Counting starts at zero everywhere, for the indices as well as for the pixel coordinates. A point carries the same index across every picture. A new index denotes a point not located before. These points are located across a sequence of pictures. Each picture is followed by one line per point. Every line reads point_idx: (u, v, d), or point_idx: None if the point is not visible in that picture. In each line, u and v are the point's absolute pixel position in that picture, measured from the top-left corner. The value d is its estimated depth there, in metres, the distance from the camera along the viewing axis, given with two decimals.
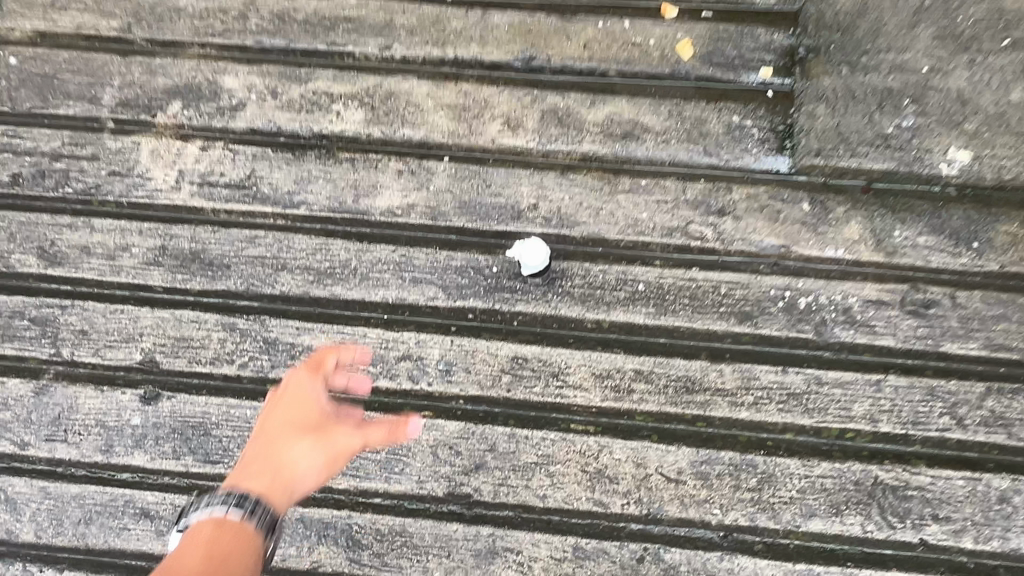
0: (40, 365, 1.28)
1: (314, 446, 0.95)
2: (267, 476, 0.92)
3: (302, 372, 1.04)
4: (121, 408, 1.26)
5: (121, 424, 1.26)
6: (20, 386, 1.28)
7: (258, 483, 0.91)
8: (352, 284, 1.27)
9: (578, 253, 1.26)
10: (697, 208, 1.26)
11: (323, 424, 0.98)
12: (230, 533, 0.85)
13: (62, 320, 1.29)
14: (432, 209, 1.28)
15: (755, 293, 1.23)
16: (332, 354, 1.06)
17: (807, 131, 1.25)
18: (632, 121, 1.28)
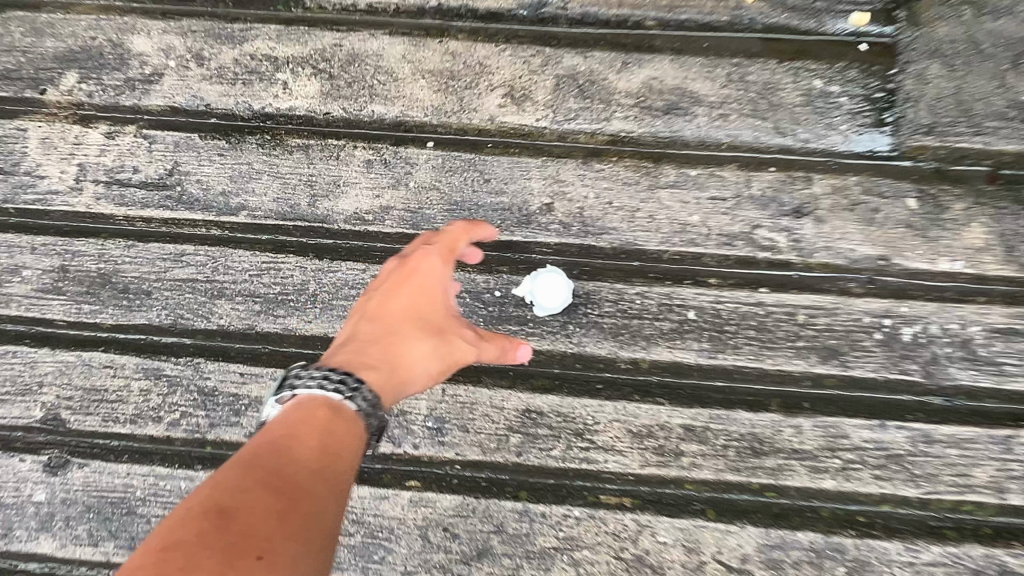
0: None
1: (439, 342, 0.82)
2: (387, 365, 0.79)
3: (434, 249, 0.86)
4: (20, 480, 0.98)
5: (20, 500, 0.98)
6: None
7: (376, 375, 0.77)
8: (309, 316, 0.96)
9: (606, 270, 0.96)
10: (766, 207, 0.94)
11: (449, 330, 0.84)
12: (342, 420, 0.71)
13: None
14: (412, 213, 0.97)
15: (844, 321, 0.93)
16: (463, 237, 0.87)
17: (915, 99, 0.93)
18: (677, 88, 0.96)
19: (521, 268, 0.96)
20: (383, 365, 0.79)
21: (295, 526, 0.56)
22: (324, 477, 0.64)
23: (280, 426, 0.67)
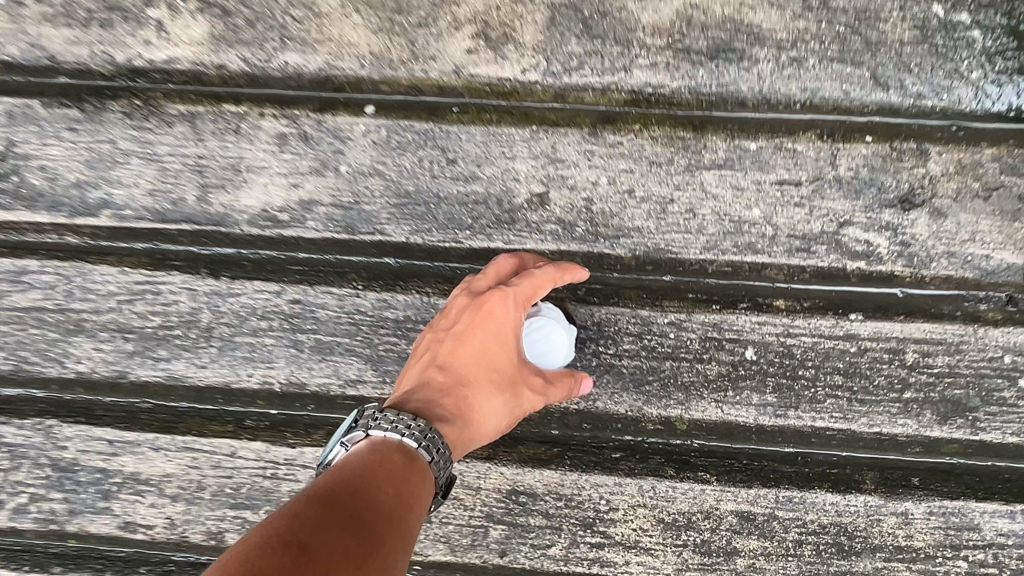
0: None
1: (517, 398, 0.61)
2: (463, 420, 0.58)
3: (511, 289, 0.61)
4: None
5: None
6: None
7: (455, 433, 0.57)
8: (206, 359, 0.68)
9: (625, 288, 0.67)
10: (861, 195, 0.64)
11: (521, 379, 0.61)
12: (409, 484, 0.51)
13: None
14: (347, 209, 0.67)
15: (973, 366, 0.64)
16: (550, 281, 0.61)
17: None
18: (730, 21, 0.63)
19: None
20: (460, 418, 0.58)
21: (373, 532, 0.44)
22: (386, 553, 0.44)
23: (342, 476, 0.48)
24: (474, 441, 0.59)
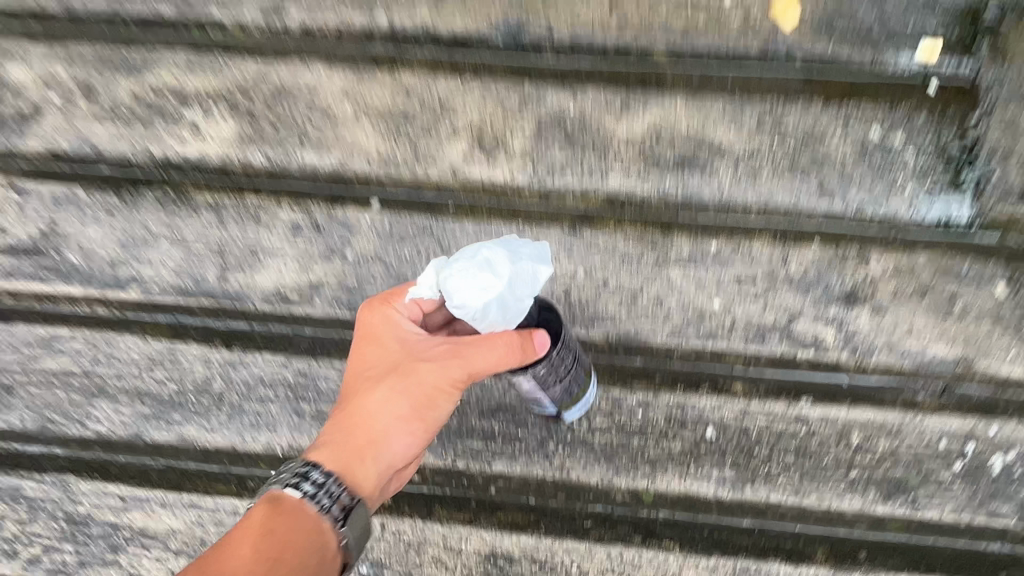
0: None
1: (424, 396, 0.60)
2: (349, 432, 0.60)
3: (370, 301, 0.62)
4: None
5: None
6: None
7: (335, 447, 0.60)
8: (218, 424, 0.78)
9: (600, 370, 0.74)
10: (809, 292, 0.72)
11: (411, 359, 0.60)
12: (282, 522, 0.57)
13: None
14: (352, 291, 0.76)
15: (914, 449, 0.70)
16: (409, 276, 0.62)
17: (1006, 158, 0.71)
18: (694, 136, 0.73)
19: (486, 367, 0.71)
20: (348, 433, 0.60)
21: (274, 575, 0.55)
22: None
23: (237, 537, 0.56)
24: (378, 445, 0.61)
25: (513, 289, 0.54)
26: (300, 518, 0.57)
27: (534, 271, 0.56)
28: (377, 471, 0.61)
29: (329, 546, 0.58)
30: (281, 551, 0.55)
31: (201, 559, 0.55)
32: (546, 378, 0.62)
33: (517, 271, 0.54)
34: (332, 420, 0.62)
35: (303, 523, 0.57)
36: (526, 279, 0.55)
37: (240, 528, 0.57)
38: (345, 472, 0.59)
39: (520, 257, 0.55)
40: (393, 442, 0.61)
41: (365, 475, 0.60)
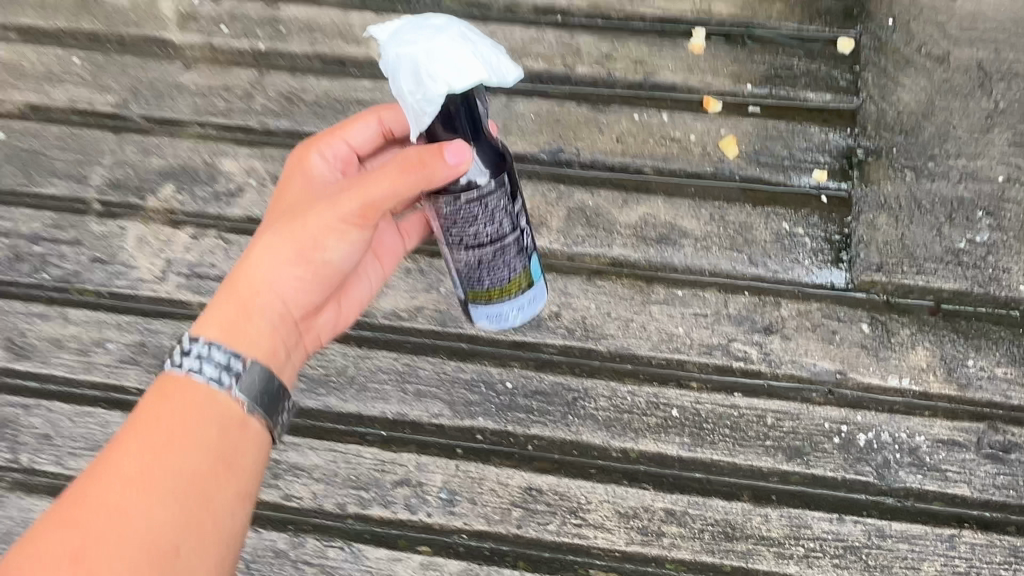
0: None
1: (309, 246, 0.81)
2: (231, 299, 0.81)
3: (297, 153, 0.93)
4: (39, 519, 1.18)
5: None
6: None
7: (223, 316, 0.80)
8: (347, 394, 1.14)
9: (603, 370, 1.11)
10: (740, 323, 1.10)
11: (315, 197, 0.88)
12: (178, 400, 0.75)
13: (21, 421, 1.21)
14: (441, 313, 1.14)
15: (807, 427, 1.07)
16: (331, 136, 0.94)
17: (868, 244, 1.10)
18: (668, 223, 1.13)
19: (529, 364, 1.12)
20: (230, 302, 0.81)
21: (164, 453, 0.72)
22: (215, 486, 0.74)
23: (140, 416, 0.74)
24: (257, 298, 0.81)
25: (430, 59, 0.65)
26: (187, 390, 0.76)
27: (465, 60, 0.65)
28: (268, 318, 0.82)
29: (238, 408, 0.78)
30: (169, 445, 0.73)
31: (98, 458, 0.72)
32: (456, 219, 0.80)
33: (436, 43, 0.65)
34: (219, 295, 0.82)
35: (196, 395, 0.76)
36: (443, 58, 0.65)
37: (135, 415, 0.75)
38: (229, 339, 0.79)
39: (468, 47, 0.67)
40: (277, 294, 0.82)
41: (258, 335, 0.81)
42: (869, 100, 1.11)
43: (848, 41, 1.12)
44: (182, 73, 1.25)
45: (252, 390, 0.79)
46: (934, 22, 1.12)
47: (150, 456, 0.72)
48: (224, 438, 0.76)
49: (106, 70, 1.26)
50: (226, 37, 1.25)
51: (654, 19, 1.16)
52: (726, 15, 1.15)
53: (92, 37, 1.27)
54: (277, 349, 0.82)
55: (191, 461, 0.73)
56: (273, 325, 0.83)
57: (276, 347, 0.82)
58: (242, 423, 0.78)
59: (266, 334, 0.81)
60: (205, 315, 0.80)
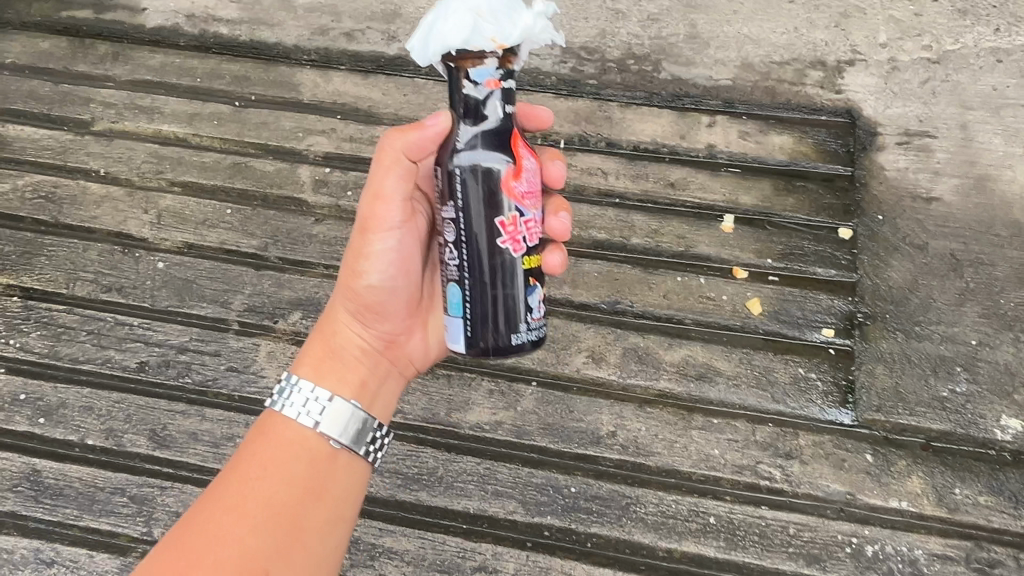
0: (128, 542, 1.44)
1: (352, 274, 1.09)
2: (320, 344, 1.10)
3: None
4: None
5: None
6: (106, 560, 1.42)
7: (312, 357, 1.09)
8: (437, 491, 1.39)
9: (652, 482, 1.36)
10: (766, 449, 1.35)
11: None
12: (275, 438, 1.01)
13: (159, 499, 1.45)
14: (517, 427, 1.40)
15: (824, 536, 1.31)
16: None
17: (869, 388, 1.36)
18: (705, 363, 1.40)
19: (591, 473, 1.37)
20: (319, 346, 1.10)
21: (264, 480, 0.97)
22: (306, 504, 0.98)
23: (250, 452, 1.00)
24: (336, 345, 1.10)
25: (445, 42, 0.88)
26: (286, 424, 1.01)
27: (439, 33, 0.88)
28: (345, 351, 1.09)
29: (326, 444, 1.01)
30: (269, 474, 0.97)
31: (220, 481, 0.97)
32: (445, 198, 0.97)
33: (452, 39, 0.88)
34: (313, 337, 1.12)
35: (292, 436, 1.01)
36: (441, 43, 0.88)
37: (247, 449, 1.00)
38: (317, 372, 1.07)
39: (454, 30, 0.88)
40: (348, 327, 1.11)
41: (341, 369, 1.08)
42: (865, 276, 1.41)
43: (847, 230, 1.44)
44: (312, 226, 1.56)
45: (332, 424, 1.02)
46: (916, 219, 1.43)
47: (254, 484, 0.96)
48: (314, 467, 1.00)
49: (252, 220, 1.58)
50: (351, 201, 1.57)
51: (694, 205, 1.49)
52: (750, 205, 1.48)
53: (241, 194, 1.60)
54: (355, 375, 1.08)
55: (288, 486, 0.97)
56: (353, 357, 1.10)
57: (356, 373, 1.09)
58: (330, 456, 1.02)
59: (345, 364, 1.09)
60: (302, 358, 1.10)
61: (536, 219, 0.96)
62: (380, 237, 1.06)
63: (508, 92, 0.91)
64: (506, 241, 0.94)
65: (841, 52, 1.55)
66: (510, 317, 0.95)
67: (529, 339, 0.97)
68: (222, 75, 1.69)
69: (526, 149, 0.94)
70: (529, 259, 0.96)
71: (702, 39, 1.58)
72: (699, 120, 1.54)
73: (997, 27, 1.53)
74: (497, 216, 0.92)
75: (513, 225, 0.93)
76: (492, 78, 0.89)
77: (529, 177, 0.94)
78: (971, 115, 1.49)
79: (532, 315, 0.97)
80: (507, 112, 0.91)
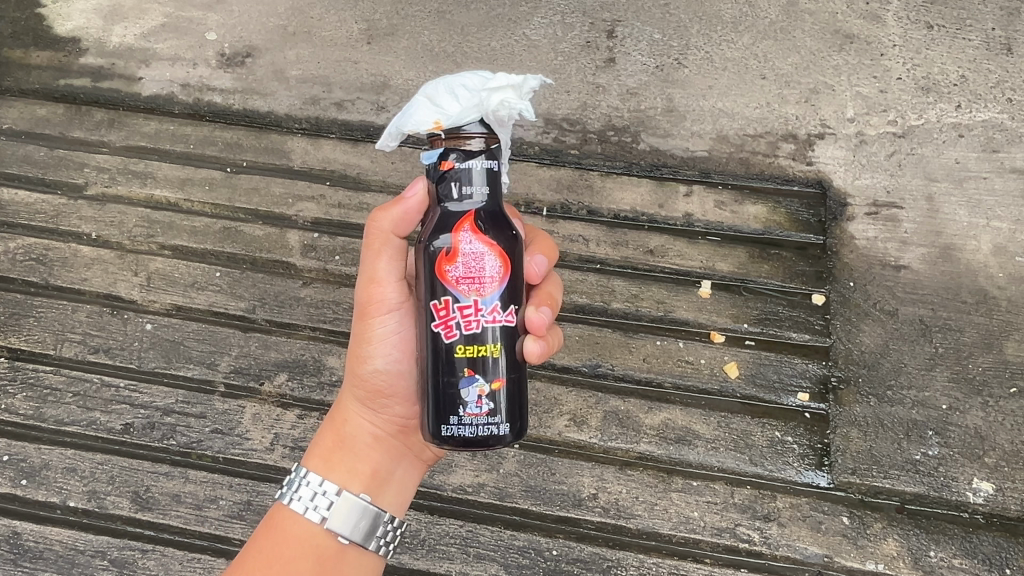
0: None
1: (359, 362, 1.12)
2: (331, 435, 1.12)
3: None
4: None
5: None
6: None
7: (322, 449, 1.11)
8: (420, 555, 1.39)
9: (633, 544, 1.38)
10: (744, 511, 1.37)
11: None
12: (282, 533, 1.02)
13: (140, 562, 1.44)
14: (499, 489, 1.41)
15: None
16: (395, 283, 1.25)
17: (844, 451, 1.39)
18: (684, 426, 1.43)
19: (572, 536, 1.39)
20: (331, 437, 1.12)
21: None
22: None
23: (259, 547, 1.02)
24: (347, 435, 1.12)
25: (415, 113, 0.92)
26: (293, 522, 1.02)
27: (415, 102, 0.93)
28: (359, 442, 1.11)
29: (334, 541, 1.02)
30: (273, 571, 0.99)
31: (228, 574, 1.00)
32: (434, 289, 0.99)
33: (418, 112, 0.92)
34: (322, 431, 1.14)
35: (297, 530, 1.02)
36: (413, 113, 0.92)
37: (256, 542, 1.03)
38: (326, 464, 1.08)
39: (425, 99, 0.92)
40: (361, 418, 1.13)
41: (349, 462, 1.09)
42: (838, 341, 1.46)
43: (820, 296, 1.49)
44: (300, 289, 1.60)
45: (339, 518, 1.03)
46: (886, 286, 1.48)
47: None
48: (318, 562, 1.01)
49: (240, 282, 1.61)
50: (338, 265, 1.60)
51: (671, 271, 1.54)
52: (726, 271, 1.53)
53: (230, 257, 1.64)
54: (368, 464, 1.10)
55: None
56: (366, 447, 1.11)
57: (371, 463, 1.10)
58: (336, 552, 1.02)
59: (359, 456, 1.10)
60: (310, 454, 1.11)
61: (474, 305, 0.90)
62: (382, 319, 1.09)
63: (464, 170, 0.90)
64: (439, 326, 0.90)
65: (812, 126, 1.63)
66: (441, 410, 0.91)
67: (462, 435, 0.90)
68: (215, 143, 1.74)
69: (472, 232, 0.90)
70: (463, 349, 0.90)
71: (679, 112, 1.65)
72: (676, 189, 1.60)
73: (958, 104, 1.63)
74: (432, 298, 0.90)
75: (444, 309, 0.90)
76: (445, 157, 0.90)
77: (467, 262, 0.89)
78: (936, 187, 1.56)
79: (465, 409, 0.90)
80: (458, 191, 0.90)
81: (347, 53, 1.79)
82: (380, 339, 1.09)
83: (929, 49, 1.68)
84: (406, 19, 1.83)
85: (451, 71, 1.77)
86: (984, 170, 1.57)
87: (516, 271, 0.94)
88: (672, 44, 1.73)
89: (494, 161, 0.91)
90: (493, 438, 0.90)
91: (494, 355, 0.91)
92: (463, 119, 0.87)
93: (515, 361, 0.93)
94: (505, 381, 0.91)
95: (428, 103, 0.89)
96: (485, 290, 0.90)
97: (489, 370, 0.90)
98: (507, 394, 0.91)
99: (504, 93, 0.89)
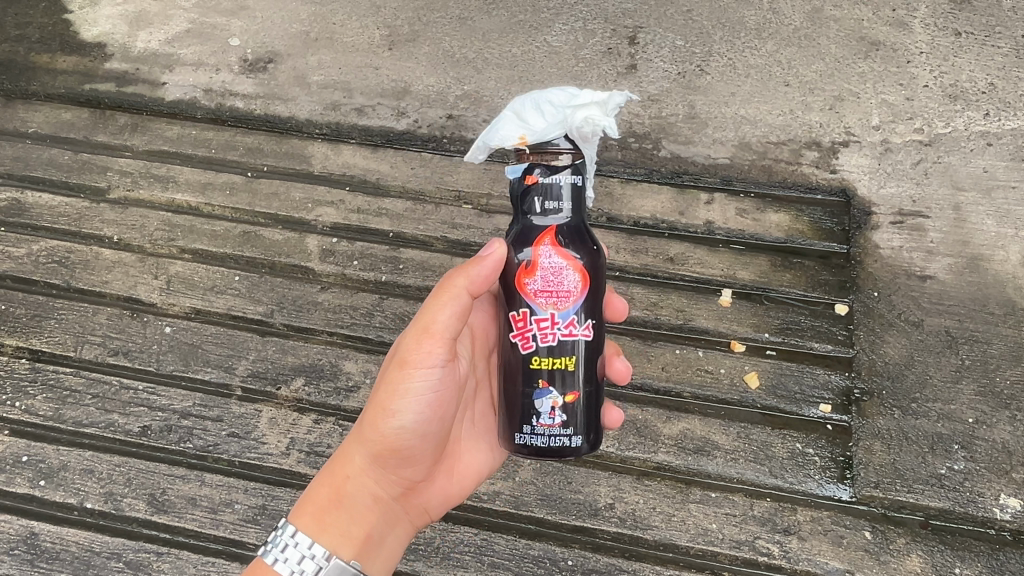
0: None
1: (382, 415, 1.05)
2: (331, 485, 1.08)
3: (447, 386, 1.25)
4: None
5: None
6: None
7: (317, 504, 1.06)
8: (433, 563, 1.37)
9: (649, 555, 1.36)
10: (764, 524, 1.35)
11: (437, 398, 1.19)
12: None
13: (153, 565, 1.43)
14: (515, 497, 1.40)
15: None
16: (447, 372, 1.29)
17: (866, 464, 1.36)
18: (703, 436, 1.41)
19: (588, 546, 1.37)
20: (330, 486, 1.08)
21: None
22: None
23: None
24: (344, 490, 1.08)
25: (508, 123, 0.93)
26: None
27: (511, 115, 0.94)
28: (359, 503, 1.08)
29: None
30: None
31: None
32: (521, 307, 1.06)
33: (508, 121, 0.93)
34: (320, 477, 1.09)
35: None
36: (506, 125, 0.93)
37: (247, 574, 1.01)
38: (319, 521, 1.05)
39: (521, 112, 0.94)
40: (366, 477, 1.09)
41: (346, 523, 1.06)
42: (861, 352, 1.43)
43: (843, 306, 1.47)
44: (318, 294, 1.60)
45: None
46: (911, 297, 1.46)
47: None
48: None
49: (258, 287, 1.61)
50: (356, 270, 1.60)
51: (691, 279, 1.52)
52: (747, 280, 1.51)
53: (250, 261, 1.64)
54: (362, 528, 1.08)
55: None
56: (365, 506, 1.08)
57: (366, 526, 1.08)
58: None
59: (355, 520, 1.07)
60: (305, 504, 1.07)
61: (551, 319, 0.93)
62: (421, 375, 1.04)
63: (548, 186, 0.92)
64: (518, 336, 0.95)
65: (836, 134, 1.61)
66: (518, 417, 0.96)
67: (535, 444, 0.96)
68: (236, 147, 1.75)
69: (551, 247, 0.93)
70: (537, 360, 0.95)
71: (701, 119, 1.64)
72: (697, 197, 1.58)
73: (986, 112, 1.60)
74: (513, 308, 0.96)
75: (522, 321, 0.95)
76: (529, 170, 0.93)
77: (546, 274, 0.93)
78: (964, 196, 1.53)
79: (537, 419, 0.95)
80: (542, 207, 0.93)
81: (369, 59, 1.80)
82: (414, 395, 1.04)
83: (956, 57, 1.66)
84: (427, 25, 1.84)
85: (472, 77, 1.76)
86: (1013, 179, 1.53)
87: (596, 288, 0.97)
88: (694, 51, 1.73)
89: (577, 176, 0.93)
90: (567, 449, 0.96)
91: (568, 368, 0.95)
92: (549, 136, 0.91)
93: (589, 374, 0.97)
94: (580, 394, 0.96)
95: (517, 119, 0.93)
96: (562, 305, 0.93)
97: (563, 384, 0.95)
98: (579, 408, 0.96)
99: (591, 111, 0.92)
